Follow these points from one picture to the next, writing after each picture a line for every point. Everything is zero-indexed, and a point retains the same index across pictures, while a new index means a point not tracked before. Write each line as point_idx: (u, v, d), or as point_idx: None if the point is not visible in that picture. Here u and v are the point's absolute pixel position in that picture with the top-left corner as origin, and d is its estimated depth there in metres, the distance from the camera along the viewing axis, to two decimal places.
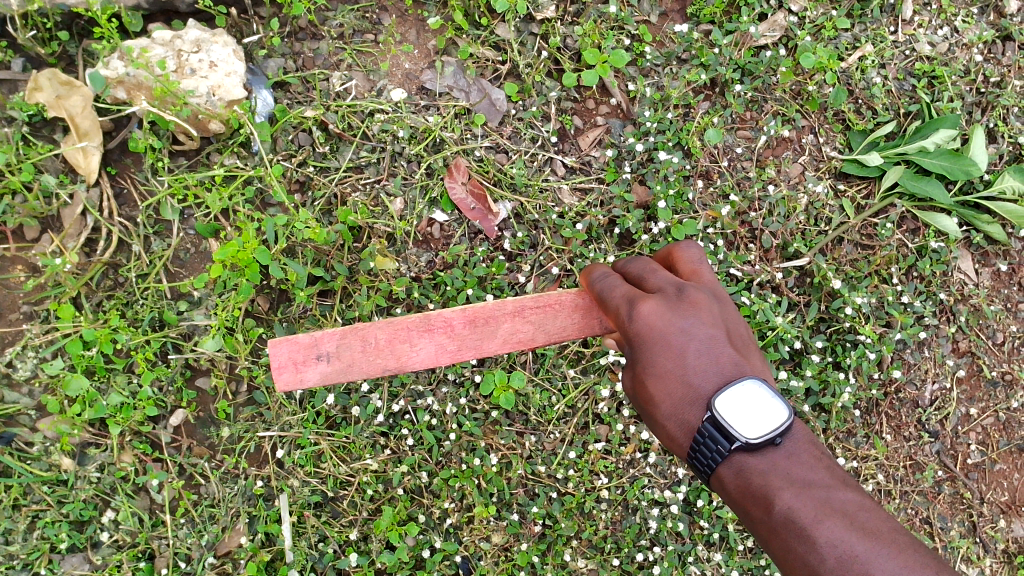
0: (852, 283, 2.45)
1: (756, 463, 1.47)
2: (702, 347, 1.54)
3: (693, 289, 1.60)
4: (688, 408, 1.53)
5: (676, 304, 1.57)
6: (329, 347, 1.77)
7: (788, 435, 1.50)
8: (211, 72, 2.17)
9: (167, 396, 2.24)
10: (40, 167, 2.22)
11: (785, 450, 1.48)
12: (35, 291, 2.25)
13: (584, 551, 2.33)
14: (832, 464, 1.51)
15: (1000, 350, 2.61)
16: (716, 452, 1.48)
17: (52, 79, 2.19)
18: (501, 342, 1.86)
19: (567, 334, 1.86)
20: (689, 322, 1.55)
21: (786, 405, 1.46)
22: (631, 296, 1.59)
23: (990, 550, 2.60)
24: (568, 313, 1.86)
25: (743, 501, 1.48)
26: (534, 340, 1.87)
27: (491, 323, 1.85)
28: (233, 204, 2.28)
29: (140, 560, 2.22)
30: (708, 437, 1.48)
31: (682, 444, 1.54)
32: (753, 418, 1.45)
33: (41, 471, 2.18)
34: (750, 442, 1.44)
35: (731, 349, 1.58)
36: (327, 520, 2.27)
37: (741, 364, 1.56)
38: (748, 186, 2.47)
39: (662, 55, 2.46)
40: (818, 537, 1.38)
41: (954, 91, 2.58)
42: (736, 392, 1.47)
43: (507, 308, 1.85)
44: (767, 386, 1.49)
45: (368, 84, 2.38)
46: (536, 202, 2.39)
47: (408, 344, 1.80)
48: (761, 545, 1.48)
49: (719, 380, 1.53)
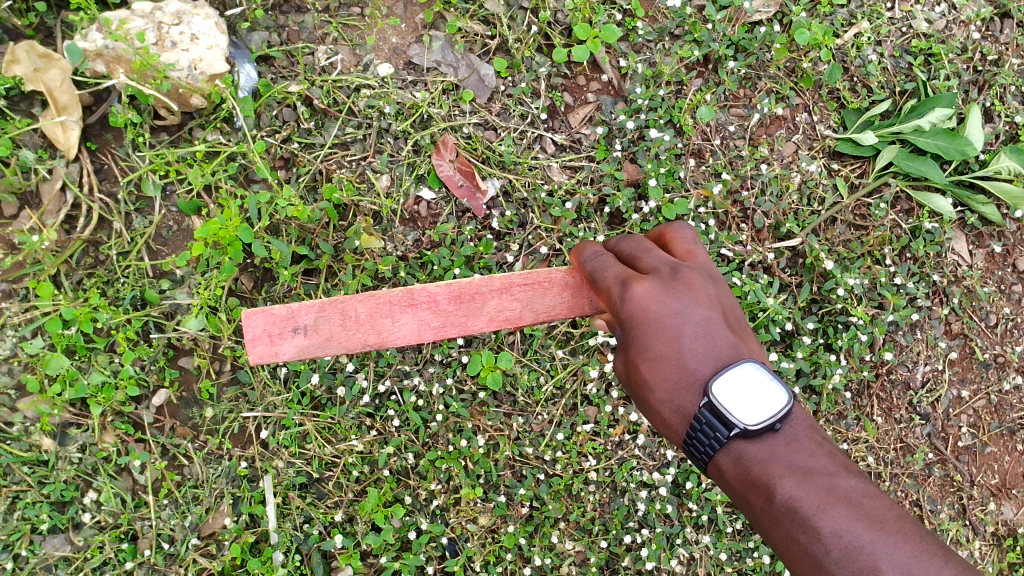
0: (844, 263, 2.42)
1: (756, 451, 1.43)
2: (698, 330, 1.52)
3: (688, 270, 1.57)
4: (683, 393, 1.49)
5: (670, 285, 1.53)
6: (306, 320, 1.75)
7: (788, 420, 1.47)
8: (193, 45, 2.12)
9: (149, 375, 2.21)
10: (18, 141, 2.17)
11: (784, 436, 1.45)
12: (13, 269, 2.19)
13: (572, 534, 2.31)
14: (833, 450, 1.49)
15: (993, 332, 2.58)
16: (714, 439, 1.45)
17: (30, 52, 2.13)
18: (487, 320, 1.82)
19: (555, 313, 1.82)
20: (684, 304, 1.52)
21: (784, 389, 1.43)
22: (624, 276, 1.56)
23: (979, 532, 2.59)
24: (558, 291, 1.83)
25: (743, 489, 1.45)
26: (522, 318, 1.83)
27: (477, 300, 1.81)
28: (216, 179, 2.22)
29: (123, 541, 2.19)
30: (704, 424, 1.45)
31: (677, 431, 1.51)
32: (752, 403, 1.41)
33: (21, 451, 2.15)
34: (749, 429, 1.41)
35: (727, 331, 1.55)
36: (312, 502, 2.24)
37: (737, 347, 1.53)
38: (740, 164, 2.44)
39: (654, 31, 2.40)
40: (822, 527, 1.35)
41: (951, 69, 2.54)
42: (734, 376, 1.43)
43: (494, 284, 1.82)
44: (766, 369, 1.45)
45: (355, 58, 2.33)
46: (525, 180, 2.35)
47: (389, 319, 1.78)
48: (760, 534, 1.46)
49: (715, 363, 1.49)
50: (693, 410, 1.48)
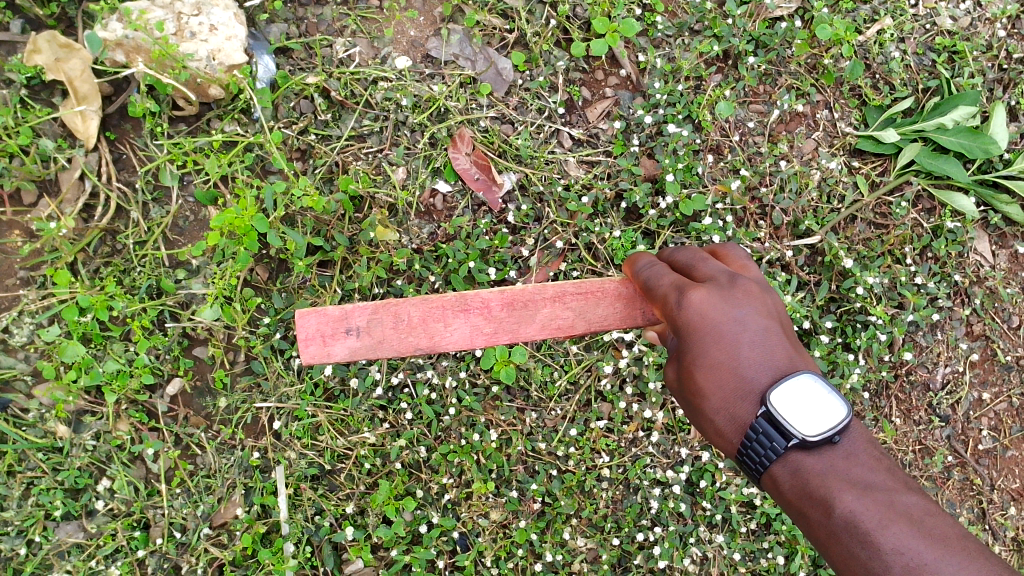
0: (864, 262, 2.38)
1: (813, 463, 1.41)
2: (755, 339, 1.50)
3: (745, 280, 1.56)
4: (739, 402, 1.47)
5: (728, 294, 1.52)
6: (359, 321, 1.76)
7: (846, 434, 1.44)
8: (211, 36, 2.13)
9: (163, 363, 2.22)
10: (38, 130, 2.18)
11: (842, 449, 1.42)
12: (31, 257, 2.22)
13: (584, 531, 2.29)
14: (893, 467, 1.45)
15: (1015, 334, 2.53)
16: (770, 450, 1.42)
17: (51, 42, 2.14)
18: (539, 328, 1.82)
19: (608, 324, 1.82)
20: (742, 312, 1.50)
21: (843, 402, 1.40)
22: (680, 284, 1.56)
23: (999, 537, 2.53)
24: (610, 302, 1.83)
25: (799, 503, 1.41)
26: (574, 327, 1.83)
27: (530, 307, 1.81)
28: (233, 170, 2.24)
29: (135, 529, 2.18)
30: (761, 433, 1.43)
31: (731, 441, 1.49)
32: (811, 415, 1.39)
33: (35, 437, 2.16)
34: (807, 440, 1.38)
35: (785, 343, 1.53)
36: (324, 494, 2.23)
37: (795, 359, 1.51)
38: (759, 161, 2.41)
39: (674, 26, 2.39)
40: (883, 543, 1.31)
41: (975, 66, 2.50)
42: (792, 387, 1.41)
43: (547, 293, 1.83)
44: (825, 381, 1.43)
45: (372, 51, 2.34)
46: (541, 174, 2.33)
47: (442, 323, 1.78)
48: (816, 550, 1.42)
49: (772, 373, 1.47)
50: (750, 420, 1.46)
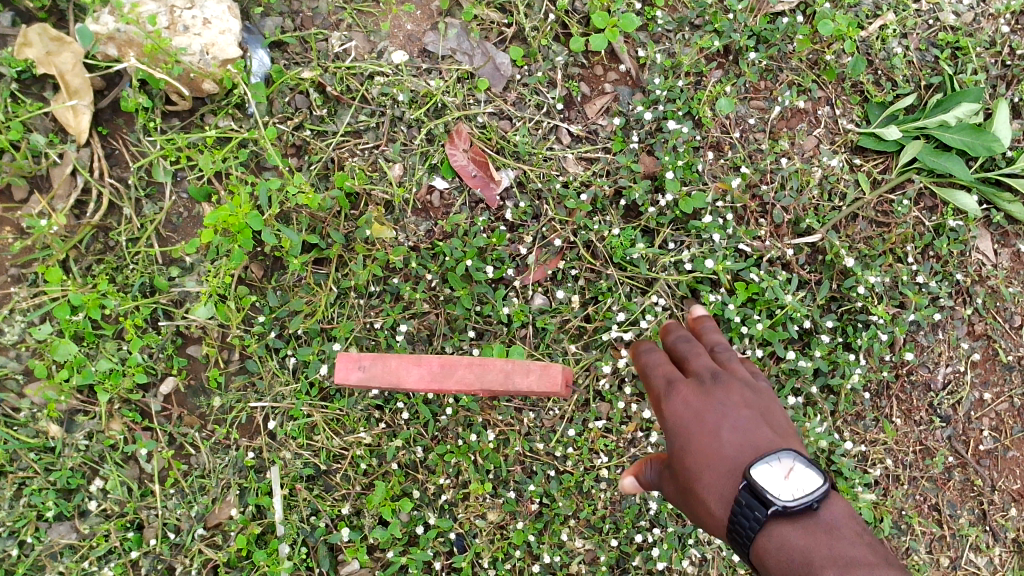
0: (866, 261, 2.35)
1: (797, 538, 1.32)
2: (738, 426, 1.47)
3: (732, 376, 1.56)
4: (723, 479, 1.42)
5: (710, 390, 1.52)
6: (369, 360, 2.06)
7: (830, 508, 1.36)
8: (205, 30, 2.10)
9: (157, 363, 2.19)
10: (29, 125, 2.15)
11: (825, 523, 1.34)
12: (23, 254, 2.19)
13: (582, 531, 2.26)
14: (879, 545, 1.35)
15: (1018, 334, 2.50)
16: (752, 519, 1.35)
17: (42, 35, 2.12)
18: (454, 384, 2.05)
19: (490, 386, 2.06)
20: (725, 404, 1.50)
21: (822, 474, 1.36)
22: (668, 385, 1.56)
23: (1000, 538, 2.46)
24: (498, 369, 2.07)
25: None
26: (473, 386, 2.06)
27: (446, 369, 2.06)
28: (227, 166, 2.20)
29: (128, 530, 2.16)
30: (743, 505, 1.36)
31: (716, 523, 1.42)
32: (791, 486, 1.34)
33: (27, 437, 2.13)
34: (788, 507, 1.32)
35: (771, 432, 1.49)
36: (319, 494, 2.21)
37: (781, 444, 1.47)
38: (760, 158, 2.38)
39: (675, 20, 2.36)
40: None
41: (979, 63, 2.47)
42: (772, 463, 1.37)
43: (464, 359, 2.07)
44: (807, 459, 1.38)
45: (369, 45, 2.31)
46: (540, 170, 2.30)
47: (408, 365, 2.05)
48: None
49: (754, 453, 1.43)
50: (733, 496, 1.40)
